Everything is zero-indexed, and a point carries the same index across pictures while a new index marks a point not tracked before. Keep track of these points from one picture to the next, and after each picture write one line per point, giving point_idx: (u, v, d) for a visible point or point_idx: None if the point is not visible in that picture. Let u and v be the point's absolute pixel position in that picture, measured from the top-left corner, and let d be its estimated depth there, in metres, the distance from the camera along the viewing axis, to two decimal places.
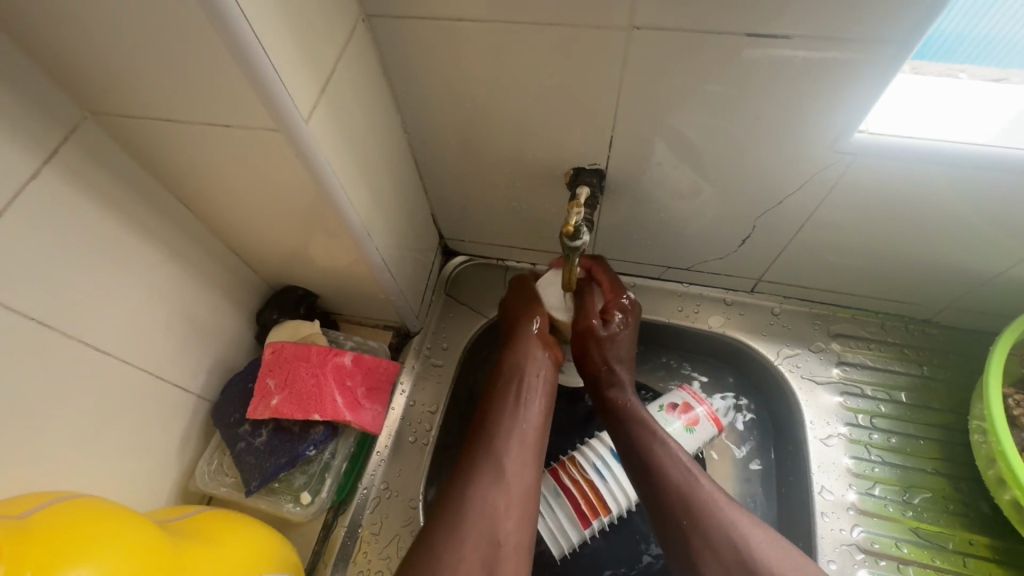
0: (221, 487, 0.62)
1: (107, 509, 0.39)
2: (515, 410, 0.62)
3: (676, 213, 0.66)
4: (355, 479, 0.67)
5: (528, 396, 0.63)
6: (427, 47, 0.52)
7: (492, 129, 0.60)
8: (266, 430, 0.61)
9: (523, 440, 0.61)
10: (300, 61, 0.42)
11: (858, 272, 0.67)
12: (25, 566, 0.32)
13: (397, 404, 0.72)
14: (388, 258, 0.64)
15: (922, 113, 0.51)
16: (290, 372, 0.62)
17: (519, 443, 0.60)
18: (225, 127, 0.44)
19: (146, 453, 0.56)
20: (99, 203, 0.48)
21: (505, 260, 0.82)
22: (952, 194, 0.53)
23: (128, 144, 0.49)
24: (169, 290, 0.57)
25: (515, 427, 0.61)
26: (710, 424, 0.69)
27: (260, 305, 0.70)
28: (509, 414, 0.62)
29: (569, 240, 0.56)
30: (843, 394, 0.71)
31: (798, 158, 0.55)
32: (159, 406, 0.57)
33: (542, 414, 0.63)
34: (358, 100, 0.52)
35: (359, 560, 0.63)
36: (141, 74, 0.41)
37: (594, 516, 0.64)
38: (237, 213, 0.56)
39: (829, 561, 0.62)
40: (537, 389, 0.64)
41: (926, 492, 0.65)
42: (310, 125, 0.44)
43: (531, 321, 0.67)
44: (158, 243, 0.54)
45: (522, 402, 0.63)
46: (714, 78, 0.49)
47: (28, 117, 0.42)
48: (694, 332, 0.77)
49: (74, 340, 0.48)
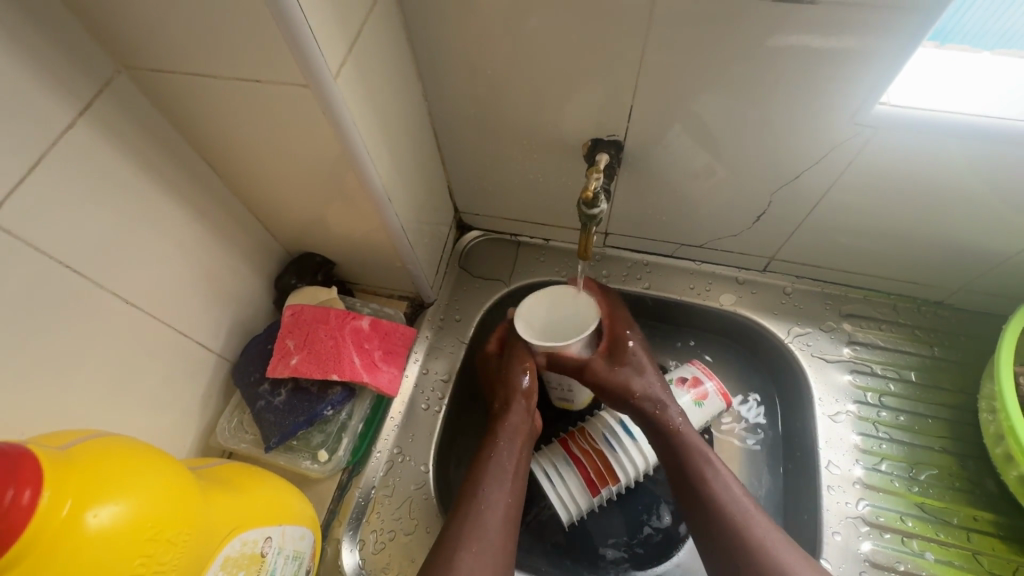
0: (241, 444, 0.64)
1: (141, 447, 0.40)
2: (501, 489, 0.59)
3: (693, 189, 0.66)
4: (369, 443, 0.68)
5: (509, 477, 0.60)
6: (451, 11, 0.52)
7: (512, 99, 0.60)
8: (285, 390, 0.63)
9: (508, 516, 0.58)
10: (329, 18, 0.42)
11: (872, 252, 0.68)
12: (66, 495, 0.34)
13: (411, 371, 0.73)
14: (407, 227, 0.65)
15: (943, 88, 0.50)
16: (309, 333, 0.63)
17: (506, 517, 0.58)
18: (255, 83, 0.45)
19: (169, 406, 0.58)
20: (129, 157, 0.49)
21: (518, 235, 0.83)
22: (972, 171, 0.53)
23: (159, 100, 0.50)
24: (195, 248, 0.58)
25: (501, 505, 0.58)
26: (719, 399, 0.70)
27: (279, 270, 0.71)
28: (494, 492, 0.59)
29: (587, 208, 0.57)
30: (853, 372, 0.71)
31: (816, 132, 0.54)
32: (182, 361, 0.59)
33: (517, 493, 0.60)
34: (382, 64, 0.52)
35: (372, 519, 0.65)
36: (174, 27, 0.42)
37: (604, 484, 0.65)
38: (261, 175, 0.58)
39: (834, 533, 0.63)
40: (516, 471, 0.61)
41: (933, 469, 0.66)
42: (338, 83, 0.45)
43: (507, 416, 0.64)
44: (185, 200, 0.56)
45: (506, 482, 0.60)
46: (739, 49, 0.49)
47: (65, 67, 0.43)
48: (705, 310, 0.78)
49: (103, 289, 0.49)
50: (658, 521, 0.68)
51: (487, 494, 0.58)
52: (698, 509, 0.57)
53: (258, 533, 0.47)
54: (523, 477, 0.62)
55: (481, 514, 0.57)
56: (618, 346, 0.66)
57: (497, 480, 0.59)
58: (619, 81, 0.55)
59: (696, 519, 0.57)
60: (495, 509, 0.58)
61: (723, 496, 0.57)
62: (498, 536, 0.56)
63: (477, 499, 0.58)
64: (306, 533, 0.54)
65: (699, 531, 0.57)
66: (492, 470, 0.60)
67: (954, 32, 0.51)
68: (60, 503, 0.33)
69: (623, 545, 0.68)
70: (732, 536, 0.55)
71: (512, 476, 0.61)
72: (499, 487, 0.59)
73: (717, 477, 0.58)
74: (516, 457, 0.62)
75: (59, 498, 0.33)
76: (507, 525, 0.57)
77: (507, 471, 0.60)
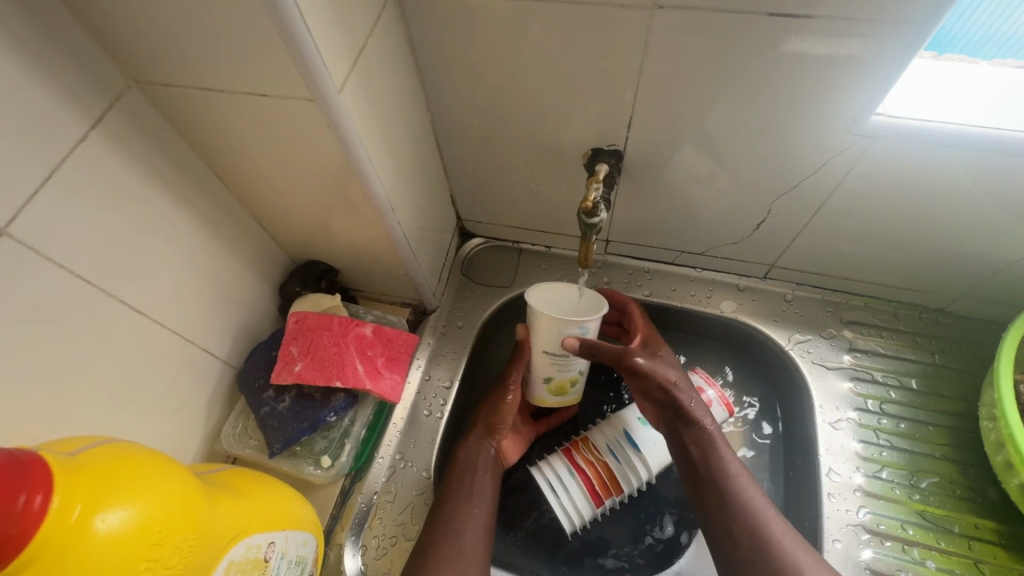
0: (245, 449, 0.65)
1: (148, 453, 0.41)
2: (469, 500, 0.61)
3: (693, 198, 0.67)
4: (373, 447, 0.69)
5: (476, 489, 0.62)
6: (453, 25, 0.53)
7: (513, 109, 0.61)
8: (289, 396, 0.64)
9: (478, 522, 0.59)
10: (334, 34, 0.43)
11: (872, 260, 0.68)
12: (76, 500, 0.35)
13: (414, 377, 0.74)
14: (410, 235, 0.65)
15: (940, 98, 0.51)
16: (313, 340, 0.64)
17: (476, 524, 0.59)
18: (262, 97, 0.46)
19: (175, 413, 0.59)
20: (139, 168, 0.50)
21: (519, 242, 0.83)
22: (968, 180, 0.54)
23: (169, 113, 0.51)
24: (202, 256, 0.59)
25: (470, 515, 0.59)
26: (721, 408, 0.70)
27: (284, 277, 0.72)
28: (461, 504, 0.60)
29: (587, 217, 0.58)
30: (853, 379, 0.71)
31: (815, 141, 0.55)
32: (188, 367, 0.60)
33: (488, 504, 0.62)
34: (385, 77, 0.53)
35: (375, 526, 0.65)
36: (184, 42, 0.43)
37: (607, 494, 0.66)
38: (266, 185, 0.59)
39: (834, 540, 0.63)
40: (483, 486, 0.63)
41: (934, 477, 0.66)
42: (343, 96, 0.46)
43: (474, 439, 0.67)
44: (192, 210, 0.57)
45: (473, 494, 0.61)
46: (735, 60, 0.49)
47: (78, 82, 0.44)
48: (706, 317, 0.78)
49: (112, 298, 0.50)
50: (659, 531, 0.69)
51: (453, 506, 0.60)
52: (722, 504, 0.57)
53: (262, 538, 0.48)
54: (494, 490, 0.63)
55: (448, 522, 0.58)
56: (650, 347, 0.66)
57: (465, 493, 0.61)
58: (619, 93, 0.56)
59: (719, 518, 0.57)
60: (466, 515, 0.59)
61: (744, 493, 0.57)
62: (471, 544, 0.57)
63: (447, 508, 0.60)
64: (309, 538, 0.55)
65: (723, 526, 0.56)
66: (458, 484, 0.62)
67: (959, 35, 0.50)
68: (70, 508, 0.34)
69: (623, 555, 0.68)
70: (756, 533, 0.55)
71: (480, 489, 0.62)
72: (467, 498, 0.61)
73: (738, 475, 0.59)
74: (480, 473, 0.64)
75: (68, 504, 0.34)
76: (479, 532, 0.59)
77: (472, 485, 0.62)
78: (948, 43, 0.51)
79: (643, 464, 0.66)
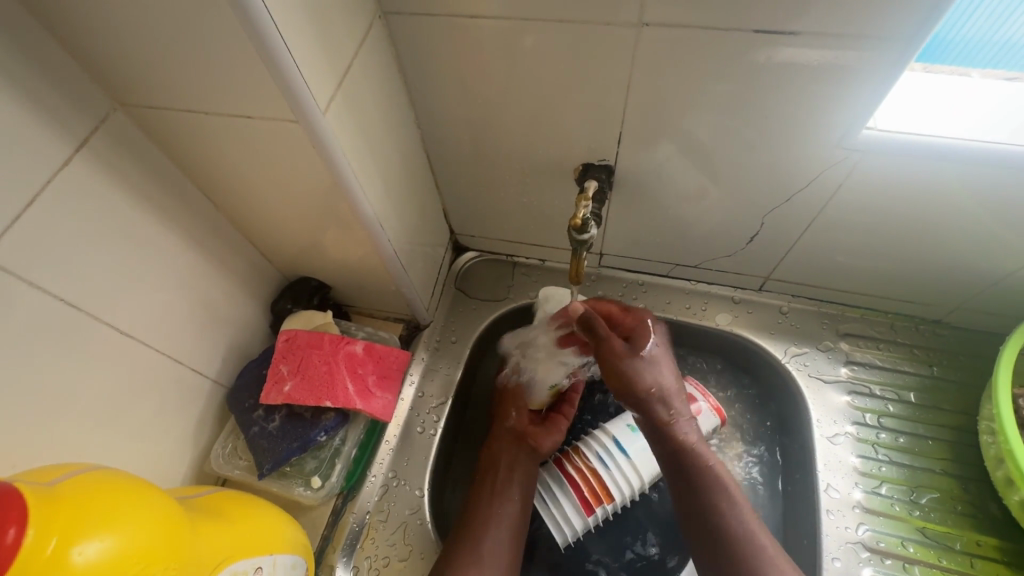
0: (235, 470, 0.64)
1: (127, 480, 0.40)
2: (498, 501, 0.62)
3: (685, 213, 0.66)
4: (364, 467, 0.68)
5: (508, 487, 0.64)
6: (440, 44, 0.53)
7: (503, 126, 0.61)
8: (279, 416, 0.63)
9: (502, 523, 0.61)
10: (318, 55, 0.43)
11: (868, 271, 0.67)
12: (50, 533, 0.34)
13: (407, 394, 0.73)
14: (401, 252, 0.65)
15: (931, 109, 0.51)
16: (303, 359, 0.64)
17: (497, 525, 0.61)
18: (247, 119, 0.46)
19: (163, 435, 0.59)
20: (124, 190, 0.50)
21: (513, 256, 0.83)
22: (961, 193, 0.53)
23: (156, 135, 0.51)
24: (191, 277, 0.59)
25: (500, 519, 0.61)
26: (712, 416, 0.70)
27: (275, 295, 0.72)
28: (494, 540, 0.60)
29: (577, 233, 0.58)
30: (851, 393, 0.71)
31: (805, 155, 0.54)
32: (177, 388, 0.59)
33: (518, 501, 0.63)
34: (373, 95, 0.53)
35: (366, 546, 0.64)
36: (168, 66, 0.43)
37: (599, 504, 0.64)
38: (255, 205, 0.58)
39: (834, 559, 0.62)
40: (513, 482, 0.64)
41: (934, 492, 0.65)
42: (328, 117, 0.46)
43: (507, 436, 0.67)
44: (181, 230, 0.56)
45: (503, 497, 0.63)
46: (724, 76, 0.49)
47: (62, 108, 0.44)
48: (701, 330, 0.77)
49: (98, 321, 0.50)
50: (642, 547, 0.68)
51: (483, 512, 0.61)
52: (693, 523, 0.58)
53: (248, 564, 0.47)
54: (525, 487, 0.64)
55: (482, 530, 0.60)
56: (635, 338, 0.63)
57: (491, 494, 0.63)
58: (608, 108, 0.55)
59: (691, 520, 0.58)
60: (492, 521, 0.61)
61: (704, 504, 0.57)
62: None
63: (475, 513, 0.62)
64: (298, 562, 0.54)
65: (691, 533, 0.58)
66: (486, 486, 0.64)
67: (954, 41, 0.48)
68: (46, 540, 0.33)
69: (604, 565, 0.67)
70: (715, 537, 0.56)
71: (512, 482, 0.64)
72: (497, 528, 0.60)
73: (699, 483, 0.58)
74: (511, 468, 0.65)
75: (44, 535, 0.34)
76: (510, 532, 0.61)
77: (499, 483, 0.64)
78: (943, 49, 0.50)
79: (611, 437, 0.67)
